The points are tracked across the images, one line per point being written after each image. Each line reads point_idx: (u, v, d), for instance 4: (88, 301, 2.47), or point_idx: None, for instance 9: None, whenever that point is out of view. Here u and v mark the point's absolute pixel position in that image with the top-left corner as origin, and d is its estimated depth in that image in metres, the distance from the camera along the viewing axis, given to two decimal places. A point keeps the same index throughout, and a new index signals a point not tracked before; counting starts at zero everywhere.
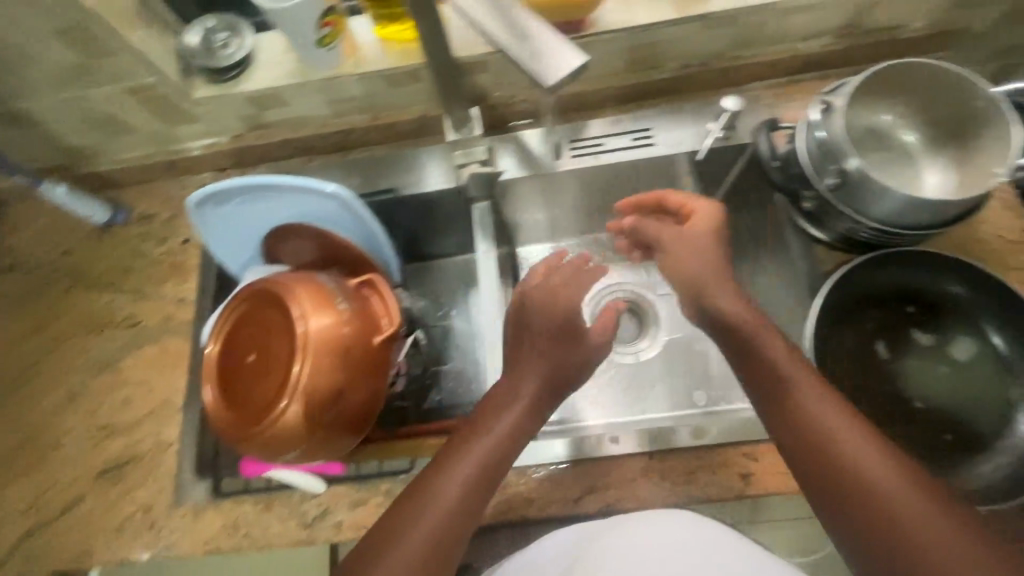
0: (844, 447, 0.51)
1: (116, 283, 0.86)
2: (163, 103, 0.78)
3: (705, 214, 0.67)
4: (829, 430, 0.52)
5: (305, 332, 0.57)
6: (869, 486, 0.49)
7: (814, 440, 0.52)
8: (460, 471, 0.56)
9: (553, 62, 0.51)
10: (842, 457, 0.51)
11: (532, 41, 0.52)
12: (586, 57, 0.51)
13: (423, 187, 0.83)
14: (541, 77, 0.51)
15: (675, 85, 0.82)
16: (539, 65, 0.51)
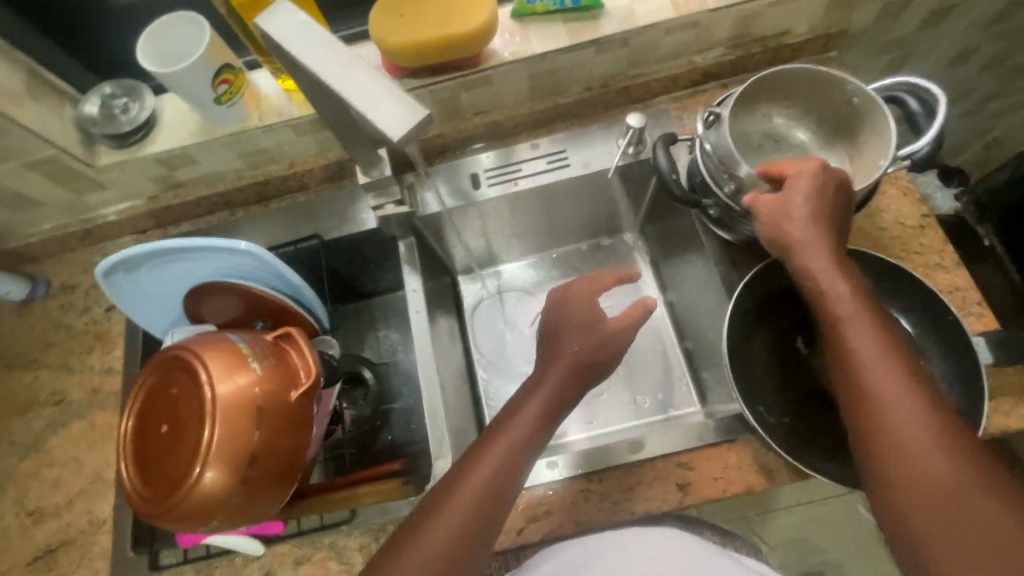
0: (891, 391, 0.50)
1: (38, 360, 0.84)
2: (68, 174, 0.76)
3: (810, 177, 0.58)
4: (885, 370, 0.51)
5: (214, 397, 0.56)
6: (909, 446, 0.48)
7: (865, 380, 0.51)
8: (485, 474, 0.55)
9: (397, 116, 0.45)
10: (892, 398, 0.50)
11: (378, 94, 0.46)
12: (428, 112, 0.45)
13: (347, 229, 0.84)
14: (387, 132, 0.44)
15: (583, 106, 0.85)
16: (375, 117, 0.45)
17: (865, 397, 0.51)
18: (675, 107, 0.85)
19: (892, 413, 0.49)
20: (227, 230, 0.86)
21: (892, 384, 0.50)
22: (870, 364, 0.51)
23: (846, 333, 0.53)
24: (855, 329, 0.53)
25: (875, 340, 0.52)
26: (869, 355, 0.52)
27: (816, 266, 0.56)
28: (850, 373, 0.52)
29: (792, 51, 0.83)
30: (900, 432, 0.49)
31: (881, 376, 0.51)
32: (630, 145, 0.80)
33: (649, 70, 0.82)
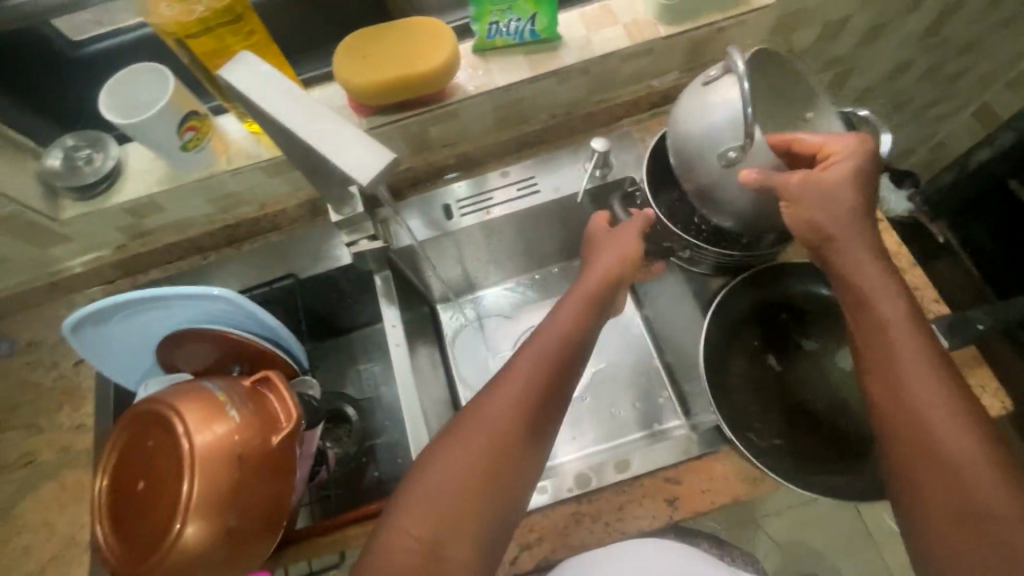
0: (927, 397, 0.50)
1: (4, 422, 0.80)
2: (30, 228, 0.75)
3: (845, 158, 0.58)
4: (923, 376, 0.51)
5: (191, 449, 0.54)
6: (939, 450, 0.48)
7: (906, 385, 0.51)
8: (461, 468, 0.53)
9: (364, 160, 0.46)
10: (930, 401, 0.50)
11: (345, 141, 0.47)
12: (395, 155, 0.46)
13: (321, 266, 0.84)
14: (356, 177, 0.45)
15: (549, 134, 0.88)
16: (343, 163, 0.46)
17: (903, 400, 0.51)
18: (636, 129, 0.88)
19: (926, 414, 0.49)
20: (200, 274, 0.85)
21: (926, 387, 0.50)
22: (909, 365, 0.51)
23: (887, 335, 0.53)
24: (898, 331, 0.52)
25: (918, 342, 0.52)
26: (909, 357, 0.51)
27: (864, 265, 0.56)
28: (887, 372, 0.52)
29: None
30: (932, 429, 0.49)
31: (918, 376, 0.51)
32: (596, 169, 0.83)
33: (610, 96, 0.86)
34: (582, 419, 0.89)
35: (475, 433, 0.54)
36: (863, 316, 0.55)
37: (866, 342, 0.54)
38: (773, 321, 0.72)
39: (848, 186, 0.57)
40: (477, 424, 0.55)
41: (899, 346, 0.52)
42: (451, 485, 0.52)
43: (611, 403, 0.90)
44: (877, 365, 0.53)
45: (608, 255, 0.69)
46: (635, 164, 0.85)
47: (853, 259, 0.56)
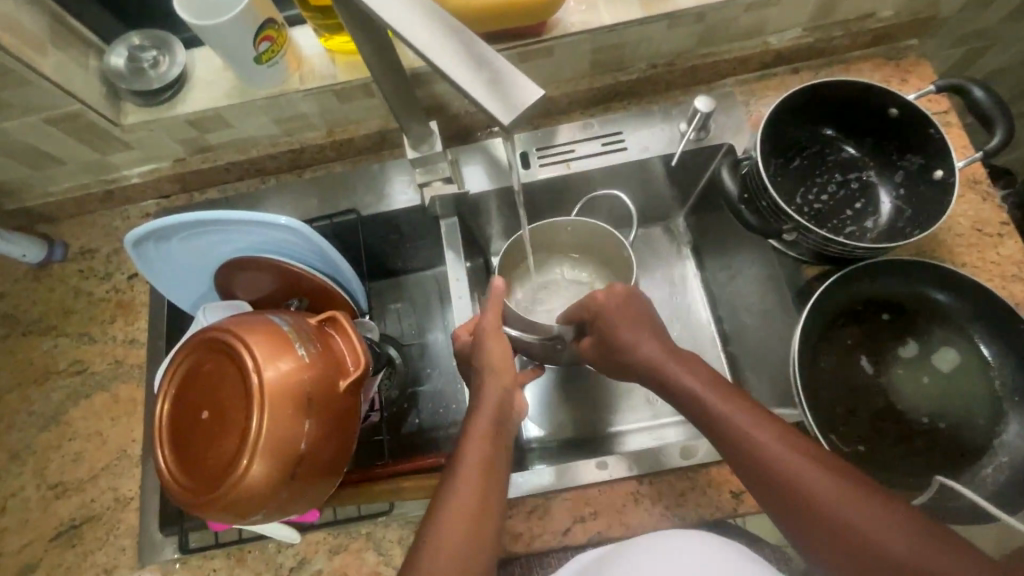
0: (829, 488, 0.50)
1: (58, 327, 0.79)
2: (92, 131, 0.71)
3: (619, 292, 0.68)
4: (804, 466, 0.52)
5: (260, 384, 0.52)
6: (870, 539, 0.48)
7: (804, 483, 0.51)
8: (454, 512, 0.53)
9: (502, 95, 0.37)
10: (887, 536, 0.47)
11: (474, 64, 0.38)
12: (543, 91, 0.37)
13: (385, 206, 0.79)
14: (492, 112, 0.36)
15: (643, 86, 0.80)
16: (475, 97, 0.37)
17: (861, 549, 0.48)
18: (741, 91, 0.80)
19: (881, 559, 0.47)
20: (256, 198, 0.80)
21: (874, 528, 0.48)
22: (839, 502, 0.49)
23: (804, 479, 0.51)
24: (805, 471, 0.51)
25: (830, 473, 0.51)
26: (831, 493, 0.50)
27: (740, 419, 0.55)
28: (825, 521, 0.49)
29: (875, 36, 0.77)
30: (846, 518, 0.49)
31: (845, 504, 0.49)
32: (693, 131, 0.75)
33: (719, 49, 0.77)
34: (622, 397, 0.85)
35: (448, 517, 0.53)
36: (767, 462, 0.53)
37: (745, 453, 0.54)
38: (871, 320, 0.67)
39: (642, 335, 0.65)
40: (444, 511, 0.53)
41: (824, 491, 0.50)
42: (455, 533, 0.52)
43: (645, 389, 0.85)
44: (798, 513, 0.51)
45: (496, 366, 0.62)
46: (735, 130, 0.77)
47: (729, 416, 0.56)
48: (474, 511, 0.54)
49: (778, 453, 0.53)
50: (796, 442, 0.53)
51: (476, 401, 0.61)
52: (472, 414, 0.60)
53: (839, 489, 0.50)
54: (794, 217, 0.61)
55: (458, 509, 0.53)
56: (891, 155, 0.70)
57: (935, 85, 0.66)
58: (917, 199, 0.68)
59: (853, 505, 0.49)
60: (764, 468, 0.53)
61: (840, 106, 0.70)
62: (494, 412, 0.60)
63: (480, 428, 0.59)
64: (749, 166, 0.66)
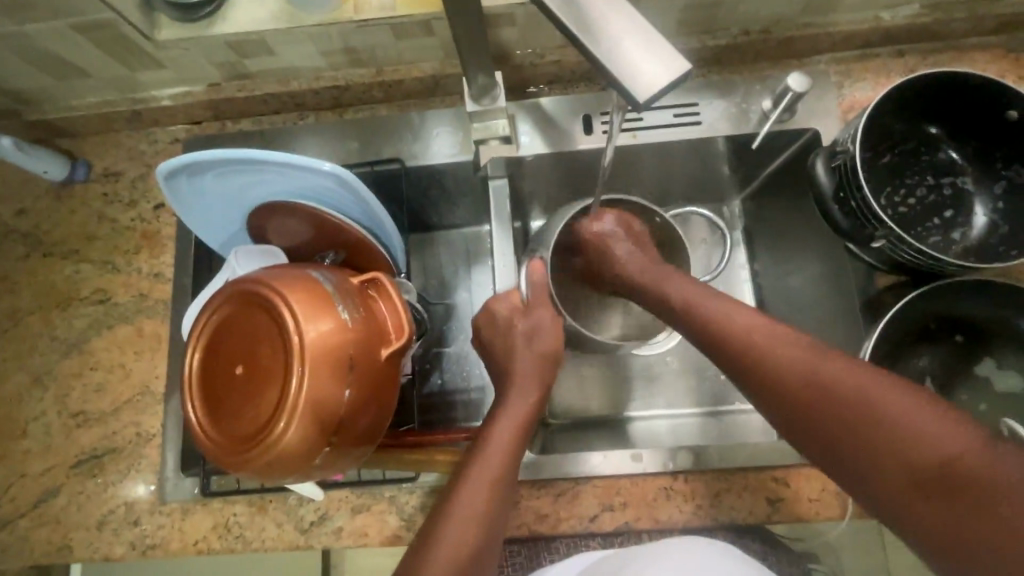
0: (765, 335, 0.54)
1: (79, 252, 0.76)
2: (125, 43, 0.66)
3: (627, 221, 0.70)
4: (743, 315, 0.56)
5: (301, 343, 0.49)
6: (808, 381, 0.49)
7: (747, 332, 0.55)
8: (454, 524, 0.51)
9: (638, 72, 0.35)
10: (861, 388, 0.47)
11: (610, 36, 0.36)
12: (688, 67, 0.35)
13: (429, 158, 0.74)
14: (626, 89, 0.35)
15: (727, 55, 0.72)
16: (605, 65, 0.36)
17: (828, 408, 0.48)
18: (836, 71, 0.72)
19: (854, 416, 0.46)
20: (292, 134, 0.75)
21: (848, 387, 0.47)
22: (813, 369, 0.49)
23: (781, 357, 0.52)
24: (745, 321, 0.55)
25: (798, 345, 0.52)
26: (806, 366, 0.50)
27: (716, 307, 0.58)
28: (796, 389, 0.50)
29: (998, 23, 0.69)
30: (791, 363, 0.51)
31: (780, 347, 0.52)
32: (778, 111, 0.68)
33: (821, 21, 0.69)
34: (654, 377, 0.81)
35: (443, 535, 0.50)
36: (738, 347, 0.55)
37: (700, 318, 0.59)
38: (942, 341, 0.64)
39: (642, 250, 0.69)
40: (448, 520, 0.51)
41: (785, 354, 0.51)
42: (450, 542, 0.50)
43: (668, 375, 0.81)
44: (745, 366, 0.54)
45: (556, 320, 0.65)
46: (823, 115, 0.70)
47: (711, 314, 0.58)
48: (487, 524, 0.51)
49: (748, 334, 0.54)
50: (772, 326, 0.54)
51: (506, 400, 0.60)
52: (494, 419, 0.59)
53: (810, 358, 0.50)
54: (888, 224, 0.57)
55: (461, 521, 0.51)
56: (995, 163, 0.64)
57: None
58: (1017, 215, 0.62)
59: (795, 354, 0.51)
60: (745, 359, 0.54)
61: (952, 101, 0.63)
62: (519, 417, 0.58)
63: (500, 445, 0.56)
64: (844, 160, 0.60)
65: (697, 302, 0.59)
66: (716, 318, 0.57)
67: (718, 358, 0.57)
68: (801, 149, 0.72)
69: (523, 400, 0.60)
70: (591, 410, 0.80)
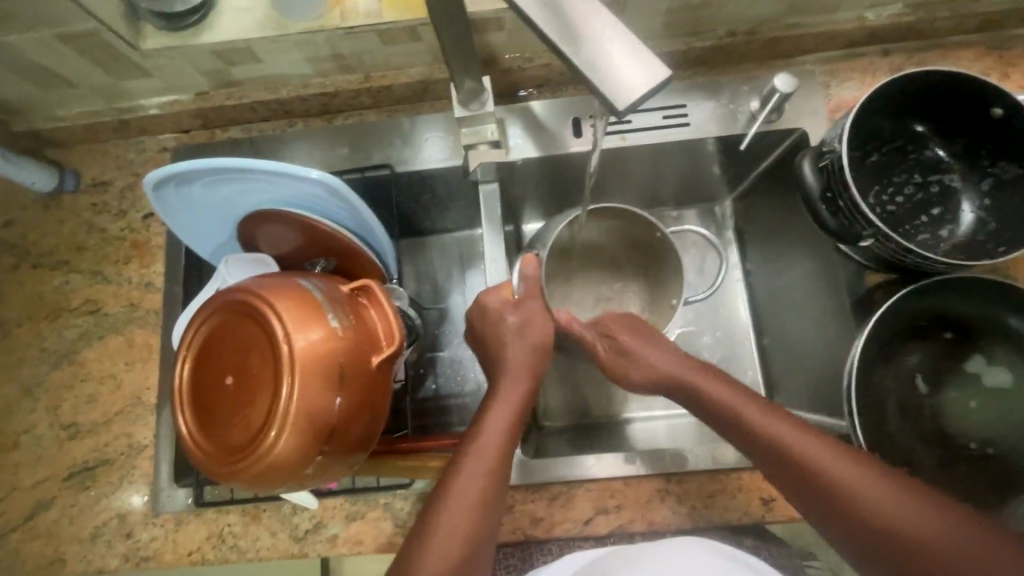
0: (783, 426, 0.55)
1: (69, 263, 0.76)
2: (110, 53, 0.66)
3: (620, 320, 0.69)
4: (755, 405, 0.58)
5: (291, 352, 0.49)
6: (830, 479, 0.51)
7: (765, 424, 0.56)
8: (450, 515, 0.51)
9: (616, 78, 0.35)
10: (876, 493, 0.50)
11: (585, 39, 0.36)
12: (665, 71, 0.35)
13: (420, 163, 0.74)
14: (601, 93, 0.35)
15: (714, 56, 0.73)
16: (580, 68, 0.36)
17: (848, 505, 0.50)
18: (823, 71, 0.72)
19: (876, 514, 0.49)
20: (281, 141, 0.75)
21: (873, 494, 0.50)
22: (835, 470, 0.51)
23: (800, 450, 0.53)
24: (758, 412, 0.57)
25: (818, 439, 0.54)
26: (837, 469, 0.52)
27: (725, 395, 0.59)
28: (818, 485, 0.52)
29: (981, 21, 0.69)
30: (816, 461, 0.52)
31: (802, 441, 0.54)
32: (767, 112, 0.68)
33: (807, 21, 0.70)
34: None
35: (440, 527, 0.51)
36: (756, 438, 0.56)
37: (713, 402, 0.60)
38: (932, 337, 0.64)
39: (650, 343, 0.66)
40: (433, 534, 0.51)
41: (806, 448, 0.53)
42: (449, 533, 0.51)
43: None
44: (765, 454, 0.55)
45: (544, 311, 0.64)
46: (811, 115, 0.70)
47: (722, 399, 0.59)
48: (472, 535, 0.51)
49: (765, 424, 0.56)
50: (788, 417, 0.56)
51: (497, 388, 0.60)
52: (488, 408, 0.59)
53: (829, 454, 0.52)
54: (876, 223, 0.57)
55: (445, 535, 0.51)
56: (982, 160, 0.65)
57: None
58: (1004, 211, 0.63)
59: (816, 448, 0.53)
60: (766, 446, 0.55)
61: (937, 99, 0.63)
62: (513, 406, 0.59)
63: (484, 452, 0.55)
64: (831, 160, 0.60)
65: (710, 390, 0.61)
66: (728, 406, 0.59)
67: (732, 439, 0.58)
68: (790, 149, 0.72)
69: (516, 389, 0.60)
70: (586, 412, 0.80)
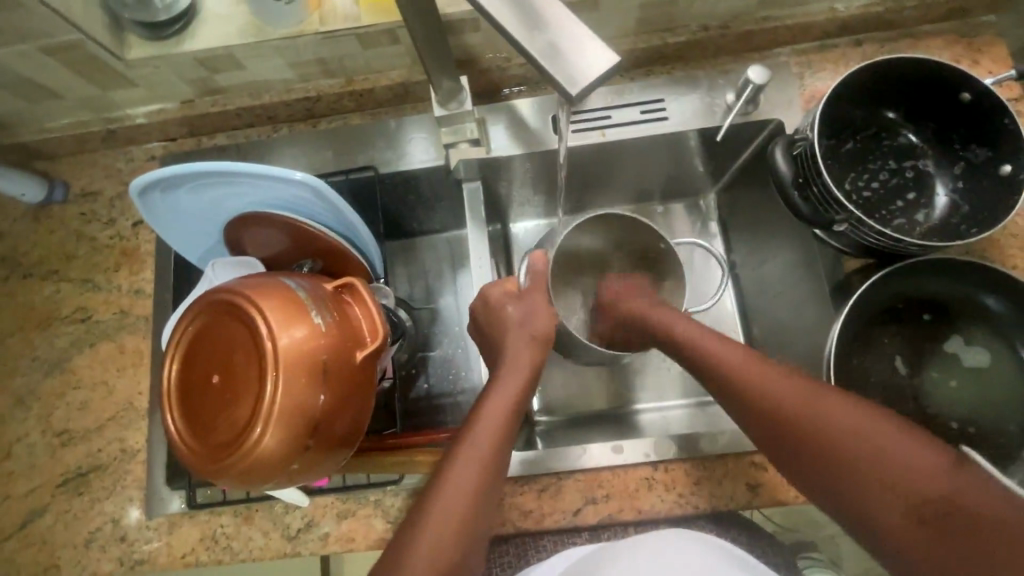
0: (754, 366, 0.57)
1: (59, 272, 0.77)
2: (95, 64, 0.67)
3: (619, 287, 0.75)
4: (730, 348, 0.60)
5: (275, 349, 0.50)
6: (797, 412, 0.52)
7: (736, 366, 0.58)
8: (452, 487, 0.52)
9: (571, 66, 0.37)
10: (840, 422, 0.50)
11: (542, 29, 0.37)
12: (619, 58, 0.36)
13: (404, 164, 0.75)
14: (557, 82, 0.36)
15: (689, 51, 0.74)
16: (538, 58, 0.37)
17: (818, 438, 0.50)
18: (797, 62, 0.74)
19: (843, 440, 0.49)
20: (267, 146, 0.76)
21: (835, 418, 0.50)
22: (801, 403, 0.52)
23: (768, 390, 0.55)
24: (731, 353, 0.59)
25: (785, 377, 0.55)
26: (828, 412, 0.51)
27: (703, 340, 0.62)
28: (789, 420, 0.52)
29: (950, 9, 0.70)
30: (783, 398, 0.53)
31: (774, 379, 0.55)
32: (742, 103, 0.69)
33: (778, 14, 0.71)
34: (636, 371, 0.82)
35: (442, 498, 0.52)
36: (729, 378, 0.58)
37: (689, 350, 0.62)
38: (911, 320, 0.65)
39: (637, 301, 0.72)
40: (436, 498, 0.52)
41: (773, 386, 0.55)
42: (451, 502, 0.52)
43: (650, 369, 0.82)
44: (737, 396, 0.57)
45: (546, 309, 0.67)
46: (786, 106, 0.71)
47: (699, 344, 0.62)
48: (466, 523, 0.51)
49: (734, 365, 0.58)
50: (758, 359, 0.58)
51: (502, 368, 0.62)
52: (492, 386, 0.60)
53: (796, 391, 0.53)
54: (848, 208, 0.58)
55: (448, 498, 0.52)
56: (953, 144, 0.66)
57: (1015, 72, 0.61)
58: (976, 194, 0.64)
59: (784, 385, 0.54)
60: (737, 384, 0.57)
61: (906, 86, 0.65)
62: (518, 386, 0.60)
63: (483, 441, 0.55)
64: (804, 147, 0.62)
65: (688, 334, 0.63)
66: (704, 350, 0.61)
67: (708, 383, 0.60)
68: (767, 140, 0.73)
69: (520, 370, 0.61)
70: (576, 407, 0.81)
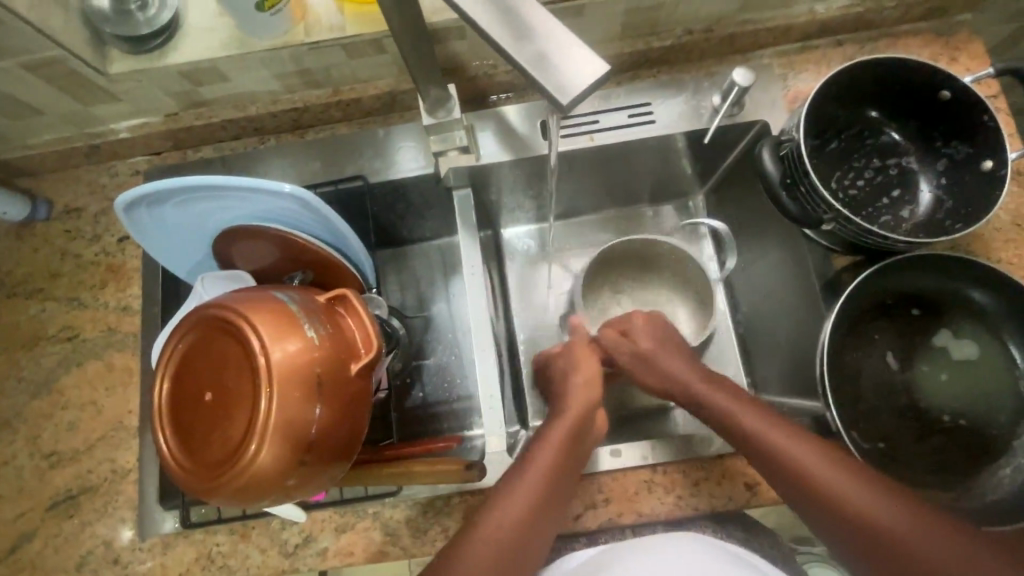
0: (820, 465, 0.54)
1: (44, 291, 0.75)
2: (76, 79, 0.66)
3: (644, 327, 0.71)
4: (791, 440, 0.56)
5: (268, 365, 0.49)
6: (868, 517, 0.51)
7: (801, 462, 0.55)
8: (499, 521, 0.54)
9: (559, 75, 0.37)
10: (909, 534, 0.49)
11: (529, 37, 0.37)
12: (606, 65, 0.36)
13: (394, 172, 0.74)
14: (546, 90, 0.37)
15: (674, 54, 0.75)
16: (526, 67, 0.37)
17: (887, 547, 0.50)
18: (780, 63, 0.75)
19: (916, 553, 0.49)
20: (254, 158, 0.75)
21: (908, 530, 0.50)
22: (872, 512, 0.51)
23: (834, 490, 0.53)
24: (794, 444, 0.56)
25: (852, 477, 0.53)
26: (894, 518, 0.50)
27: (758, 427, 0.58)
28: (858, 528, 0.51)
29: (927, 9, 0.72)
30: (850, 501, 0.52)
31: (841, 481, 0.53)
32: (728, 106, 0.70)
33: (760, 16, 0.72)
34: None
35: (490, 530, 0.54)
36: (792, 475, 0.55)
37: (745, 438, 0.59)
38: (900, 315, 0.66)
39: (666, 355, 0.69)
40: (483, 529, 0.54)
41: (842, 488, 0.53)
42: (499, 537, 0.54)
43: None
44: (799, 492, 0.55)
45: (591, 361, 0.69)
46: (771, 107, 0.72)
47: (752, 433, 0.58)
48: (498, 568, 0.52)
49: (796, 459, 0.55)
50: (823, 450, 0.55)
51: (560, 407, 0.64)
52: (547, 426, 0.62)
53: (865, 494, 0.52)
54: (836, 207, 0.59)
55: (496, 531, 0.54)
56: (935, 141, 0.67)
57: (993, 69, 0.62)
58: (959, 189, 0.65)
59: (850, 487, 0.53)
60: (799, 482, 0.54)
61: (888, 85, 0.66)
62: (572, 423, 0.62)
63: (527, 484, 0.56)
64: (790, 149, 0.62)
65: (740, 417, 0.60)
66: (761, 439, 0.58)
67: (764, 472, 0.57)
68: (753, 141, 0.74)
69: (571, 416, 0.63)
70: None
